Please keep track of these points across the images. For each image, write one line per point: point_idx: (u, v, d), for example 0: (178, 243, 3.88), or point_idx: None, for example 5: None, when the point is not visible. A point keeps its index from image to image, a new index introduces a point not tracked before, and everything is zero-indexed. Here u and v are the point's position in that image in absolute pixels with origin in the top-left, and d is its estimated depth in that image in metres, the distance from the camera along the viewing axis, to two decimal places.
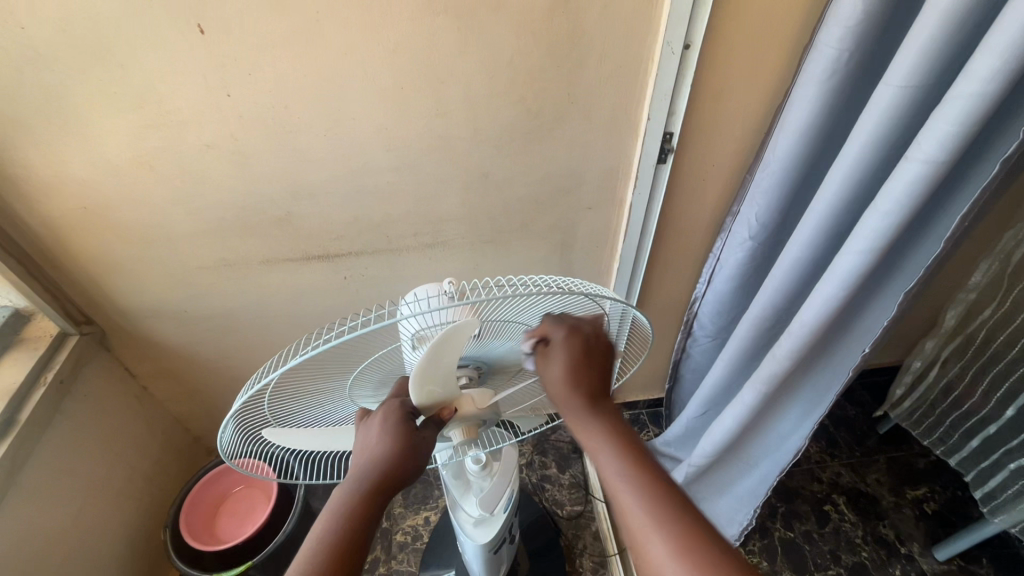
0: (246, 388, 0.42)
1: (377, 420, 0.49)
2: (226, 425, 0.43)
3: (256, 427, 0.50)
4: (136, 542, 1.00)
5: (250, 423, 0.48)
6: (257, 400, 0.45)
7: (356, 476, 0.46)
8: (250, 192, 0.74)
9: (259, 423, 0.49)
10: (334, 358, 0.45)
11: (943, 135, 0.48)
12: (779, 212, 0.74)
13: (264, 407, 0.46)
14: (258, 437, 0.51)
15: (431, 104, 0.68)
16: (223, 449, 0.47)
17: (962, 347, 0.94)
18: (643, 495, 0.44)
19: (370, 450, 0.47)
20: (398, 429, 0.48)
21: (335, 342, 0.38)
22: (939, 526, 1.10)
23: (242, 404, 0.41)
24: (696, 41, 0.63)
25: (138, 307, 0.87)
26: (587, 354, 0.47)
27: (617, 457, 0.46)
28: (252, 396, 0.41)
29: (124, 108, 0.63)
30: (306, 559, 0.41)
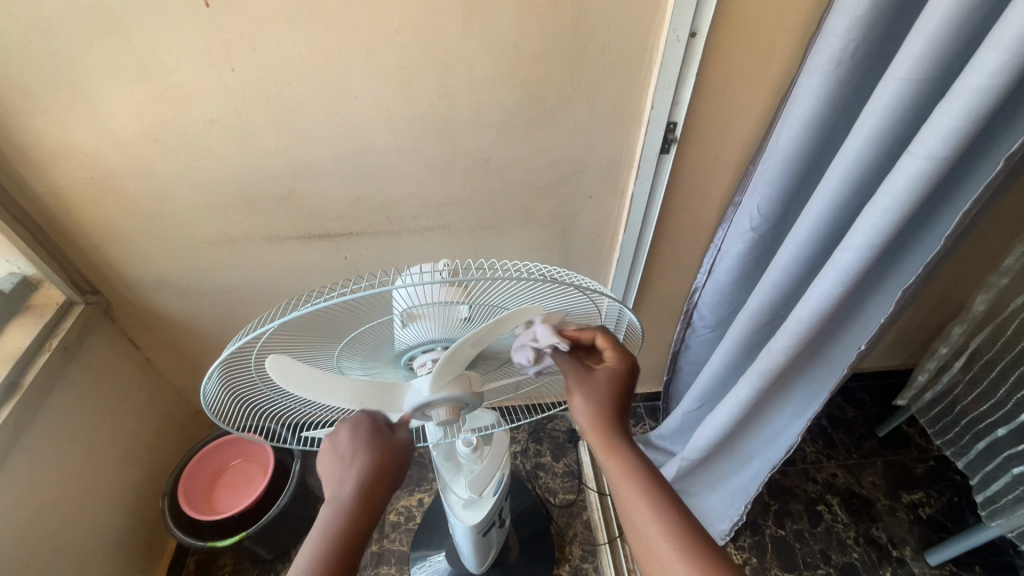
0: (235, 339, 0.42)
1: (358, 438, 0.49)
2: (210, 374, 0.43)
3: (243, 384, 0.50)
4: (136, 508, 1.02)
5: (235, 378, 0.49)
6: (244, 353, 0.45)
7: (337, 502, 0.46)
8: (253, 168, 0.74)
9: (245, 380, 0.50)
10: (325, 323, 0.46)
11: (946, 130, 0.48)
12: (782, 206, 0.74)
13: (251, 362, 0.47)
14: (244, 396, 0.52)
15: (434, 85, 0.68)
16: (207, 401, 0.47)
17: (992, 337, 0.89)
18: (678, 536, 0.46)
19: (351, 474, 0.47)
20: (375, 441, 0.49)
21: (328, 304, 0.38)
22: (934, 531, 1.09)
23: (230, 354, 0.42)
24: (703, 30, 0.63)
25: (142, 279, 0.88)
26: (628, 387, 0.54)
27: (648, 492, 0.49)
28: (241, 346, 0.41)
29: (129, 80, 0.63)
30: None
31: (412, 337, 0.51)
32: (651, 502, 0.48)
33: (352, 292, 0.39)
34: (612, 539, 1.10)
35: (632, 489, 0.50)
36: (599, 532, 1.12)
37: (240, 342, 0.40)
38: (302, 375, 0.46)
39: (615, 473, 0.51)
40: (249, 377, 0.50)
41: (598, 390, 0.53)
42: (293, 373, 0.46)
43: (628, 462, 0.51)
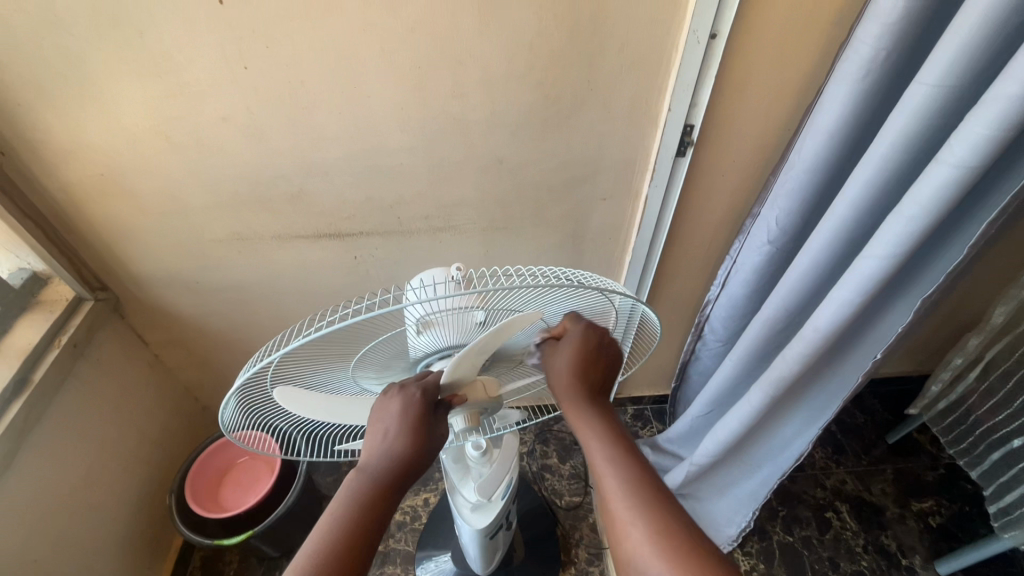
0: (248, 367, 0.42)
1: (394, 405, 0.47)
2: (228, 402, 0.43)
3: (259, 403, 0.50)
4: (143, 503, 1.02)
5: (252, 400, 0.48)
6: (259, 377, 0.45)
7: (366, 467, 0.46)
8: (266, 166, 0.74)
9: (262, 399, 0.49)
10: (337, 340, 0.45)
11: (977, 138, 0.46)
12: (801, 217, 0.72)
13: (267, 386, 0.46)
14: (260, 411, 0.51)
15: (448, 85, 0.67)
16: (224, 424, 0.47)
17: (1009, 349, 0.87)
18: (638, 496, 0.46)
19: (384, 444, 0.46)
20: (419, 425, 0.47)
21: (342, 325, 0.37)
22: (944, 540, 1.08)
23: (245, 380, 0.41)
24: (724, 31, 0.61)
25: (152, 276, 0.88)
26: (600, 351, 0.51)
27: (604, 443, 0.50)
28: (255, 373, 0.41)
29: (142, 77, 0.63)
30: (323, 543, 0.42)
31: (427, 345, 0.50)
32: (609, 453, 0.49)
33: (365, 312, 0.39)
34: None
35: (598, 444, 0.50)
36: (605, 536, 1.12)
37: (255, 370, 0.39)
38: (306, 399, 0.49)
39: (579, 430, 0.52)
40: (266, 398, 0.49)
41: (561, 358, 0.52)
42: (304, 401, 0.49)
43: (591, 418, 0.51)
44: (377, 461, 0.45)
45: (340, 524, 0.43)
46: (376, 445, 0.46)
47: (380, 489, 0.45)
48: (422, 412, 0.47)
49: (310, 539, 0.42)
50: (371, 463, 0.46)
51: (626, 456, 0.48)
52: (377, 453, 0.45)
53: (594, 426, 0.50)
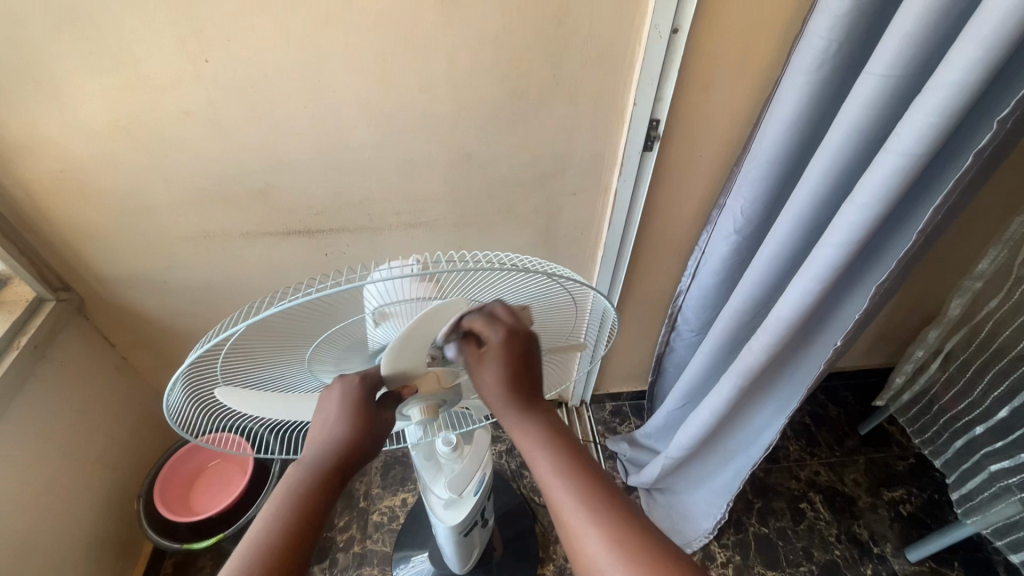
0: (201, 344, 0.41)
1: (335, 395, 0.47)
2: (174, 385, 0.42)
3: (203, 388, 0.48)
4: (110, 509, 1.00)
5: (196, 385, 0.46)
6: (209, 358, 0.43)
7: (310, 454, 0.45)
8: (227, 160, 0.72)
9: (210, 389, 0.48)
10: (295, 326, 0.45)
11: (922, 126, 0.48)
12: (765, 207, 0.74)
13: (216, 369, 0.45)
14: (216, 404, 0.49)
15: (413, 79, 0.67)
16: (168, 415, 0.45)
17: (967, 339, 0.90)
18: (581, 495, 0.44)
19: (326, 431, 0.45)
20: (360, 410, 0.47)
21: (300, 300, 0.37)
22: (914, 527, 1.11)
23: (196, 357, 0.40)
24: (685, 25, 0.62)
25: (117, 275, 0.86)
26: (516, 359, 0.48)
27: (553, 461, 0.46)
28: (206, 350, 0.40)
29: (99, 71, 0.62)
30: (261, 538, 0.41)
31: (387, 335, 0.49)
32: (559, 467, 0.46)
33: (323, 289, 0.38)
34: None
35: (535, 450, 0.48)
36: None
37: (205, 346, 0.38)
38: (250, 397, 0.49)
39: (524, 443, 0.49)
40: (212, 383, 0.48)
41: (492, 376, 0.48)
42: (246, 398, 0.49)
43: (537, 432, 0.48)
44: (315, 450, 0.45)
45: (282, 513, 0.42)
46: (317, 432, 0.46)
47: (321, 477, 0.44)
48: (363, 399, 0.47)
49: (252, 536, 0.41)
50: (313, 452, 0.45)
51: (570, 454, 0.47)
52: (318, 441, 0.45)
53: (539, 434, 0.48)
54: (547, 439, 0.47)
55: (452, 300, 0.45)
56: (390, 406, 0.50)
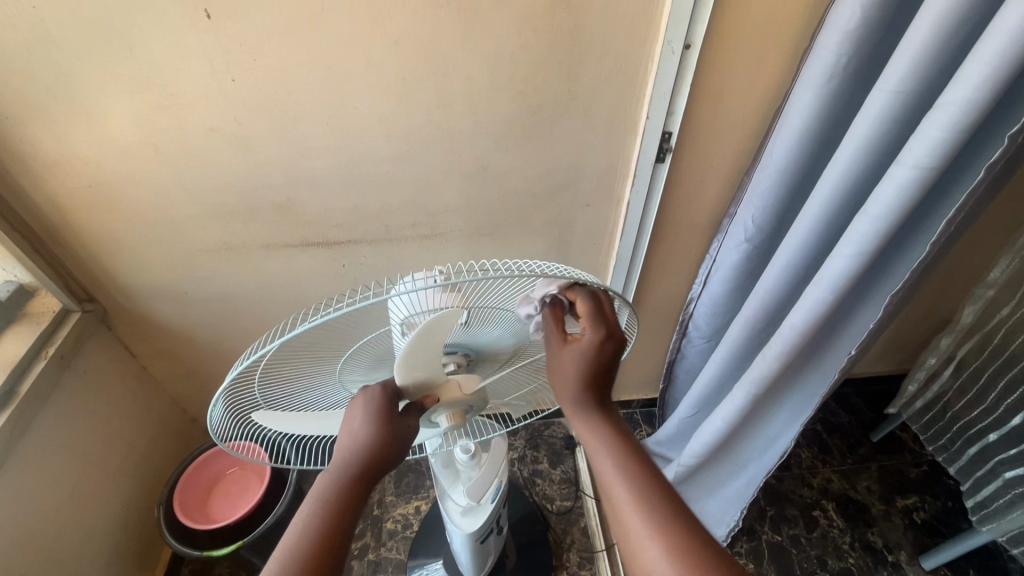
0: (238, 361, 0.42)
1: (359, 406, 0.49)
2: (217, 403, 0.44)
3: (245, 406, 0.50)
4: (129, 517, 1.01)
5: (238, 403, 0.48)
6: (246, 377, 0.45)
7: (337, 463, 0.46)
8: (250, 174, 0.74)
9: (247, 401, 0.49)
10: (323, 339, 0.46)
11: (934, 141, 0.49)
12: (776, 217, 0.75)
13: (254, 387, 0.47)
14: (247, 413, 0.51)
15: (432, 95, 0.69)
16: (214, 431, 0.47)
17: (980, 345, 0.90)
18: (641, 497, 0.45)
19: (351, 439, 0.47)
20: (382, 418, 0.48)
21: (335, 314, 0.39)
22: (928, 535, 1.10)
23: (236, 376, 0.41)
24: (697, 41, 0.64)
25: (140, 286, 0.88)
26: (602, 358, 0.50)
27: (612, 458, 0.49)
28: (246, 368, 0.41)
29: (131, 91, 0.64)
30: (293, 544, 0.42)
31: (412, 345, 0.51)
32: (621, 465, 0.48)
33: (354, 301, 0.40)
34: (610, 546, 1.10)
35: (602, 452, 0.50)
36: (596, 539, 1.13)
37: (244, 364, 0.40)
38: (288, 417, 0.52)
39: (590, 444, 0.51)
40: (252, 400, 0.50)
41: (575, 362, 0.50)
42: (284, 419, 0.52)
43: (600, 431, 0.51)
44: (341, 458, 0.46)
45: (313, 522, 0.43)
46: (343, 441, 0.47)
47: (348, 484, 0.46)
48: (384, 408, 0.48)
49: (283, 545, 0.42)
50: (340, 459, 0.46)
51: (631, 458, 0.48)
52: (343, 449, 0.47)
53: (606, 437, 0.50)
54: (613, 442, 0.50)
55: (446, 310, 0.45)
56: (412, 416, 0.51)
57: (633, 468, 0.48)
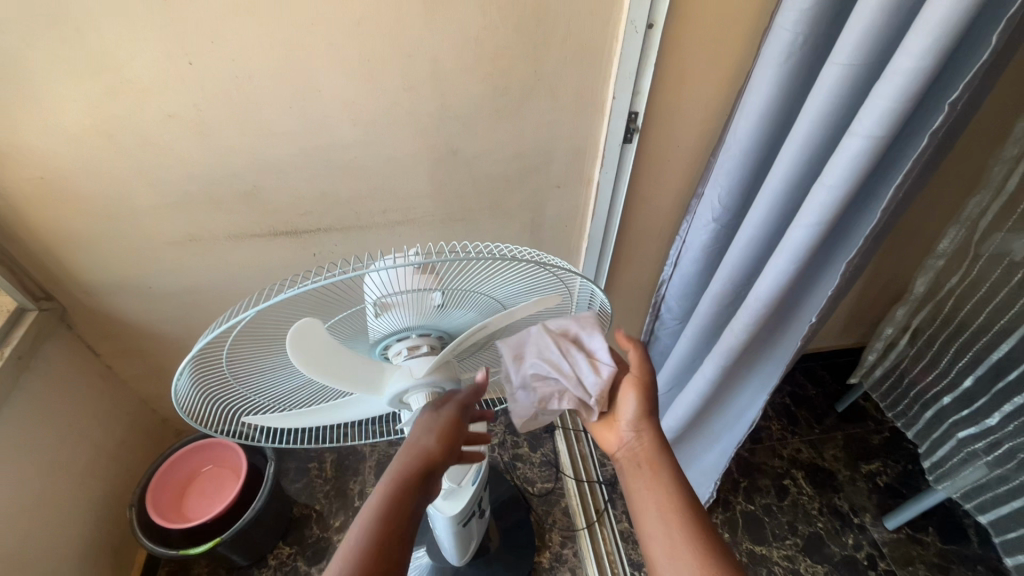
0: (208, 330, 0.42)
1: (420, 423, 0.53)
2: (183, 368, 0.43)
3: (212, 380, 0.48)
4: (100, 522, 0.98)
5: (204, 375, 0.47)
6: (215, 347, 0.44)
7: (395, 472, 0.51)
8: (213, 163, 0.73)
9: (215, 376, 0.48)
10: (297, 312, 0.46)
11: (881, 111, 0.51)
12: (740, 196, 0.77)
13: (225, 355, 0.46)
14: (213, 393, 0.50)
15: (397, 77, 0.68)
16: (178, 401, 0.45)
17: (931, 316, 0.95)
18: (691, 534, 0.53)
19: (411, 450, 0.51)
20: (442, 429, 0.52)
21: (310, 286, 0.39)
22: (891, 497, 1.16)
23: (205, 344, 0.41)
24: (660, 21, 0.65)
25: (101, 282, 0.85)
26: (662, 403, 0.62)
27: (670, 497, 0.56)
28: (215, 336, 0.41)
29: (80, 75, 0.61)
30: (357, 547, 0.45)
31: (386, 326, 0.51)
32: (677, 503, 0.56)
33: (329, 276, 0.40)
34: (590, 524, 1.13)
35: (658, 490, 0.57)
36: (577, 518, 1.15)
37: (214, 332, 0.40)
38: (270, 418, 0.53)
39: (650, 480, 0.58)
40: (221, 372, 0.49)
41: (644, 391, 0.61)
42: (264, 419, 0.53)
43: (664, 472, 0.58)
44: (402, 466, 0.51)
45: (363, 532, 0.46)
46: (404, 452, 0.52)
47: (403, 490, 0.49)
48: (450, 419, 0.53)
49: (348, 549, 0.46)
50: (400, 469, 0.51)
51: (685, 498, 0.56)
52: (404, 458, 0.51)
53: (664, 476, 0.58)
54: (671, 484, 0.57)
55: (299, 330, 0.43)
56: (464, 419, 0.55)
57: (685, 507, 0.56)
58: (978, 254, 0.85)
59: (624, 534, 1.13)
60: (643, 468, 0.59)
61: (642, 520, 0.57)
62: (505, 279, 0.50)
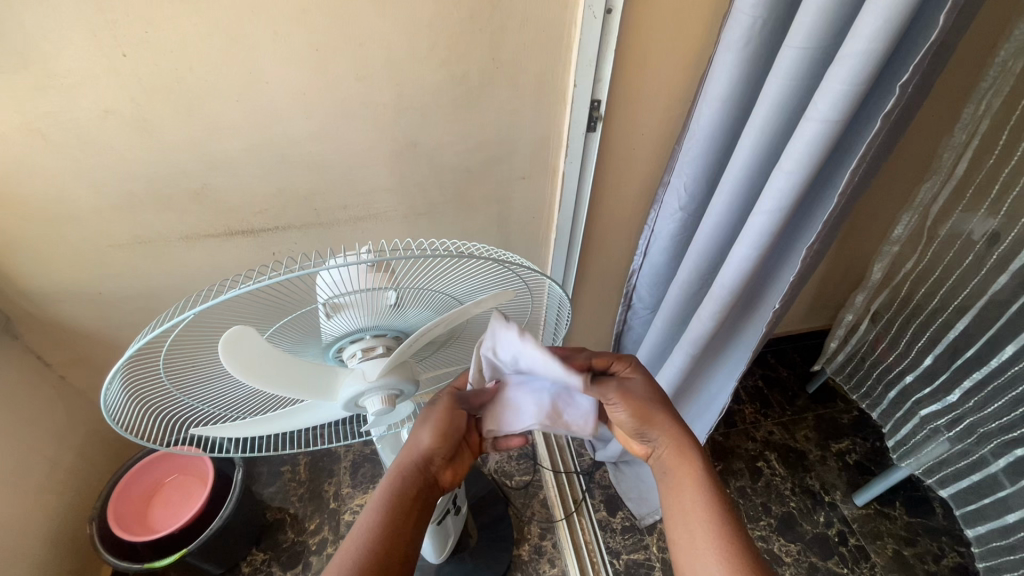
0: (141, 335, 0.39)
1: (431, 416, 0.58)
2: (112, 377, 0.40)
3: (151, 386, 0.46)
4: (60, 537, 0.94)
5: (140, 379, 0.45)
6: (152, 349, 0.42)
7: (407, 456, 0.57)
8: (156, 162, 0.69)
9: (152, 379, 0.46)
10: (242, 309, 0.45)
11: (836, 94, 0.51)
12: (705, 183, 0.77)
13: (159, 364, 0.44)
14: (152, 398, 0.48)
15: (348, 68, 0.65)
16: (108, 413, 0.43)
17: (890, 299, 0.97)
18: (714, 527, 0.53)
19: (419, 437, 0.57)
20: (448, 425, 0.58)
21: (250, 288, 0.37)
22: (860, 474, 1.19)
23: (136, 351, 0.39)
24: (618, 6, 0.63)
25: (46, 290, 0.81)
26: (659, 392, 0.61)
27: (694, 491, 0.56)
28: (148, 342, 0.39)
29: (2, 71, 0.57)
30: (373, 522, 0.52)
31: (340, 328, 0.49)
32: (700, 496, 0.55)
33: (272, 276, 0.38)
34: (569, 515, 1.13)
35: (682, 485, 0.57)
36: (555, 509, 1.15)
37: (146, 338, 0.37)
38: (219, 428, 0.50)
39: (678, 478, 0.57)
40: (158, 381, 0.47)
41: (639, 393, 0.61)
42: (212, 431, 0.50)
43: (685, 468, 0.57)
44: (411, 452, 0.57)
45: (369, 530, 0.51)
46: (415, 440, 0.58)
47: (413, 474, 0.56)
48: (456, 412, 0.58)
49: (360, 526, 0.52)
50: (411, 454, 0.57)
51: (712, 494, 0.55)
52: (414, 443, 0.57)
53: (689, 473, 0.57)
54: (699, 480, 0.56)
55: (229, 348, 0.41)
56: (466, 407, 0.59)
57: (710, 504, 0.55)
58: (936, 235, 0.86)
59: (602, 523, 1.14)
60: (674, 474, 0.58)
61: (672, 523, 0.56)
62: (462, 277, 0.49)
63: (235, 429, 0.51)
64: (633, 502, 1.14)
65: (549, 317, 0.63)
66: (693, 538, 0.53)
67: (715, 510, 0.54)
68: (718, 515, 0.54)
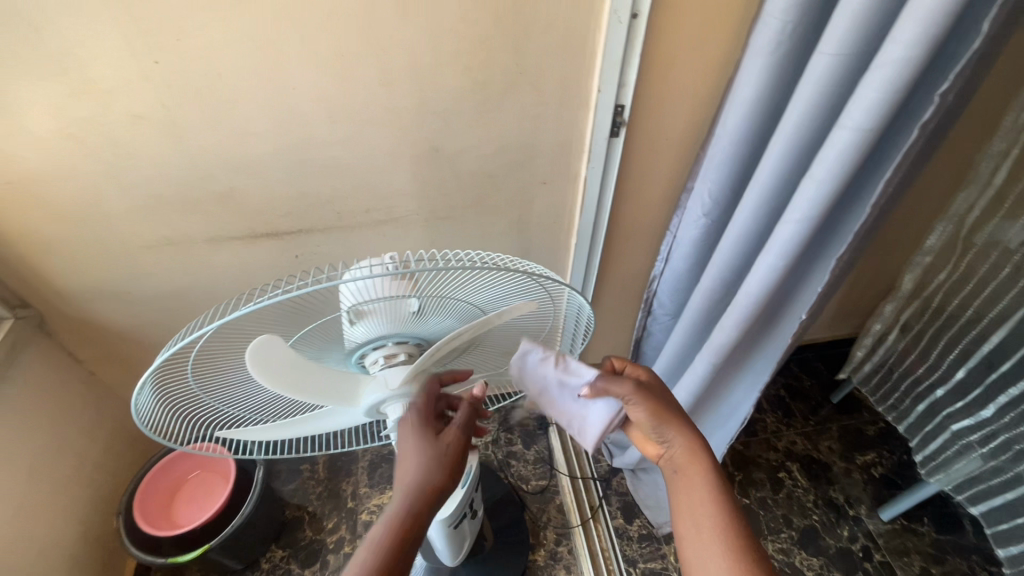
0: (169, 345, 0.40)
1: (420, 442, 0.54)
2: (142, 385, 0.41)
3: (179, 391, 0.47)
4: (87, 529, 0.97)
5: (169, 386, 0.46)
6: (181, 356, 0.43)
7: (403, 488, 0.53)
8: (184, 166, 0.71)
9: (180, 385, 0.47)
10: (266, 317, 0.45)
11: (870, 102, 0.49)
12: (731, 189, 0.76)
13: (187, 371, 0.45)
14: (181, 403, 0.49)
15: (372, 74, 0.66)
16: (139, 418, 0.44)
17: (921, 308, 0.94)
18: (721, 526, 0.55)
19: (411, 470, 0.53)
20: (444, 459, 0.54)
21: (276, 298, 0.37)
22: (886, 488, 1.16)
23: (165, 359, 0.39)
24: (643, 11, 0.63)
25: (78, 289, 0.83)
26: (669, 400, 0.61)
27: (702, 490, 0.57)
28: (176, 351, 0.39)
29: (40, 78, 0.59)
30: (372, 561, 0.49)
31: (363, 334, 0.49)
32: (709, 496, 0.57)
33: (298, 287, 0.39)
34: (585, 521, 1.13)
35: (692, 484, 0.58)
36: (571, 515, 1.14)
37: (174, 348, 0.38)
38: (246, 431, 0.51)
39: (688, 476, 0.58)
40: (186, 386, 0.47)
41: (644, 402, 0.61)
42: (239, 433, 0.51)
43: (695, 469, 0.58)
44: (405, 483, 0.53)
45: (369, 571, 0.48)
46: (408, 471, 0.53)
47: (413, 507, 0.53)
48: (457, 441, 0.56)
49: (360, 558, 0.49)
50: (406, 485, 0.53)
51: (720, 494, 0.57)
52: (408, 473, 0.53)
53: (699, 472, 0.58)
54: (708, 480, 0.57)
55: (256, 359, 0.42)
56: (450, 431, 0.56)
57: (717, 503, 0.56)
58: (971, 244, 0.83)
59: (619, 531, 1.13)
60: (684, 473, 0.59)
61: (678, 519, 0.58)
62: (484, 287, 0.49)
63: (261, 433, 0.52)
64: (651, 511, 1.14)
65: (569, 325, 0.62)
66: (698, 535, 0.55)
67: (722, 510, 0.56)
68: (726, 514, 0.55)
